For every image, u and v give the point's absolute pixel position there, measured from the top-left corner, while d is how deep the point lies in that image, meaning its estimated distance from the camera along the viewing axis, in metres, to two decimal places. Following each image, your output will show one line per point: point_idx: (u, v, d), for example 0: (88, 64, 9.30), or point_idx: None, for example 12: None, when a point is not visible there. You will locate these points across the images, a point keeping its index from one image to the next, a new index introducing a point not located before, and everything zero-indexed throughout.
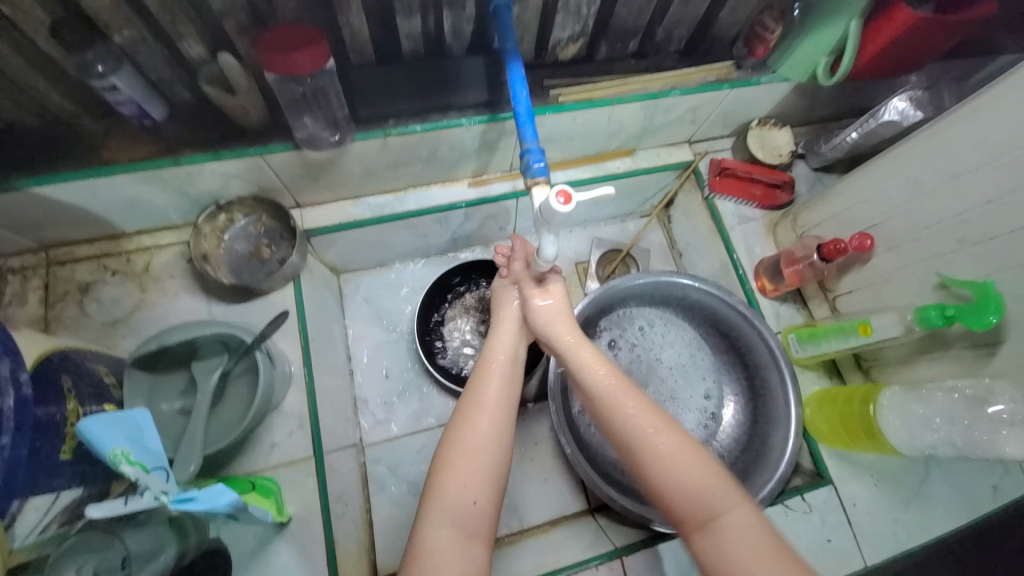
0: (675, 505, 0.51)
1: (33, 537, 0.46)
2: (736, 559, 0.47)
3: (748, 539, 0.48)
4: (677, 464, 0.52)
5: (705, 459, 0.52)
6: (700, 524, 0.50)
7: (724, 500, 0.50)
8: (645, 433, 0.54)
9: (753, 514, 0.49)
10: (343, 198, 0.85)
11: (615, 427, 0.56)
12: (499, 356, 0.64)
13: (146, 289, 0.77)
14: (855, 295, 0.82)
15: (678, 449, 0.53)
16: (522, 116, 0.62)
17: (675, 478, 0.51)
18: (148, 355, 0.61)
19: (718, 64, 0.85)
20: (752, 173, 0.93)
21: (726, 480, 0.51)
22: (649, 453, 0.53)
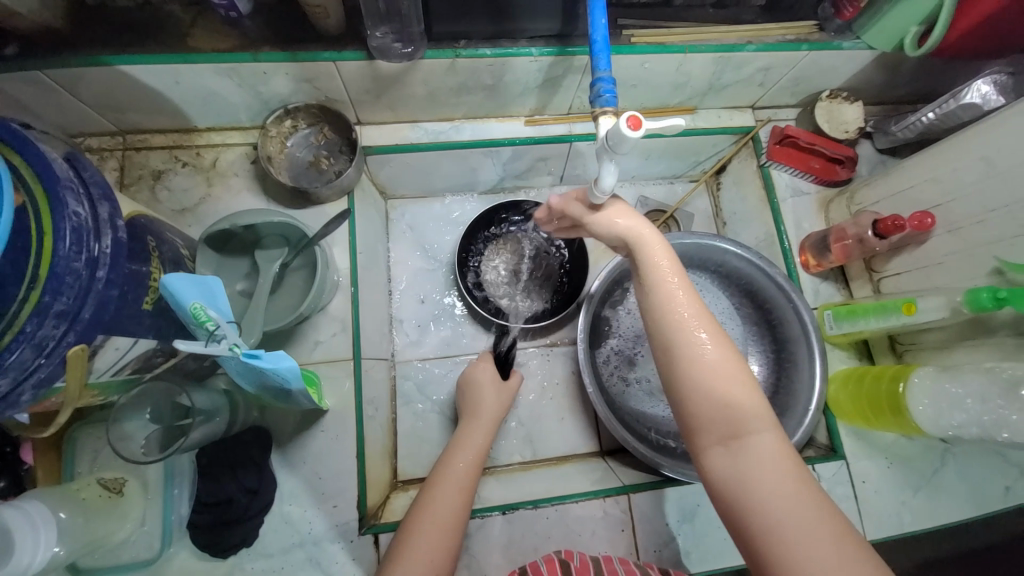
0: (705, 417, 0.52)
1: (104, 375, 0.50)
2: (755, 475, 0.49)
3: (773, 463, 0.49)
4: (721, 379, 0.52)
5: (750, 382, 0.53)
6: (726, 439, 0.51)
7: (756, 423, 0.51)
8: (699, 345, 0.53)
9: (780, 440, 0.51)
10: (402, 121, 0.87)
11: (665, 332, 0.55)
12: (485, 409, 0.78)
13: (212, 184, 0.81)
14: (902, 278, 0.81)
15: (727, 367, 0.53)
16: (597, 44, 0.61)
17: (718, 393, 0.52)
18: (218, 235, 0.66)
19: (800, 23, 0.82)
20: (815, 143, 0.90)
21: (763, 405, 0.52)
22: (698, 364, 0.53)
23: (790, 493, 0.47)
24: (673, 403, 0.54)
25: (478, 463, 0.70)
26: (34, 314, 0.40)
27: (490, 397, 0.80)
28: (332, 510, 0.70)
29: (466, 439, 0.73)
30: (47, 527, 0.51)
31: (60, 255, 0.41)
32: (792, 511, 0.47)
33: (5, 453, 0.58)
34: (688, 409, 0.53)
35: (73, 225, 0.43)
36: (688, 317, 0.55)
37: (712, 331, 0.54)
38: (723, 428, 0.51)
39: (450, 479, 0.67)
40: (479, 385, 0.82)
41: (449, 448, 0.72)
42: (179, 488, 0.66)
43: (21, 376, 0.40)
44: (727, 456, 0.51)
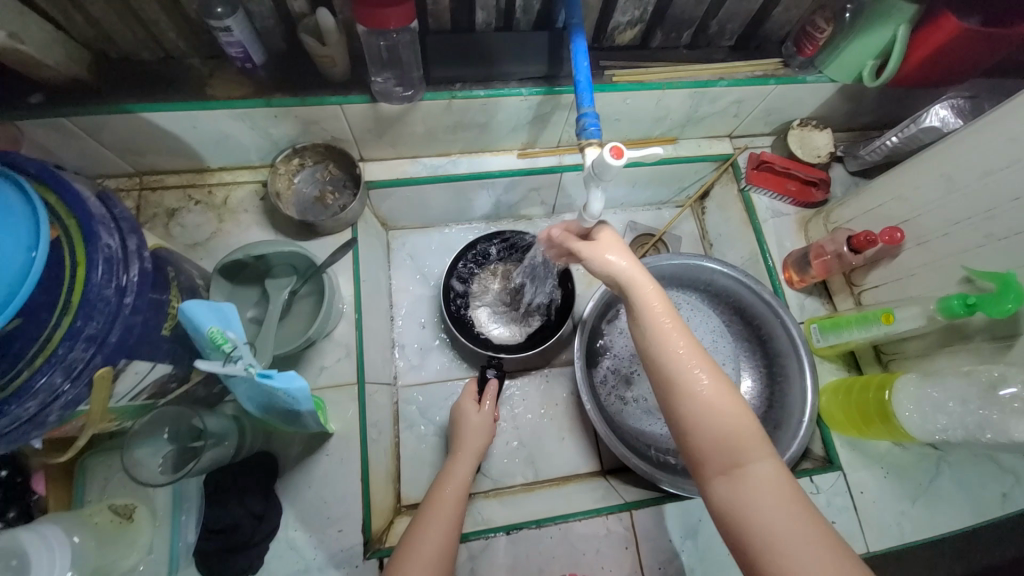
0: (706, 448, 0.54)
1: (122, 400, 0.52)
2: (758, 503, 0.51)
3: (774, 490, 0.51)
4: (718, 410, 0.55)
5: (745, 412, 0.55)
6: (727, 469, 0.53)
7: (755, 452, 0.53)
8: (693, 379, 0.56)
9: (780, 467, 0.53)
10: (402, 157, 0.92)
11: (661, 369, 0.58)
12: (471, 446, 0.79)
13: (223, 219, 0.86)
14: (881, 290, 0.85)
15: (723, 398, 0.55)
16: (581, 84, 0.68)
17: (715, 423, 0.54)
18: (232, 266, 0.70)
19: (767, 60, 0.90)
20: (790, 168, 0.97)
21: (760, 434, 0.54)
22: (695, 396, 0.55)
23: (791, 520, 0.49)
24: (675, 434, 0.57)
25: (461, 502, 0.70)
26: (66, 337, 0.43)
27: (470, 431, 0.81)
28: (337, 535, 0.70)
29: (448, 480, 0.73)
30: (63, 551, 0.53)
31: (93, 284, 0.45)
32: (797, 537, 0.48)
33: (17, 483, 0.59)
34: (689, 441, 0.55)
35: (106, 256, 0.47)
36: (681, 353, 0.57)
37: (705, 363, 0.57)
38: (723, 459, 0.54)
39: (438, 512, 0.67)
40: (462, 422, 0.83)
41: (435, 486, 0.72)
42: (187, 514, 0.66)
43: (50, 396, 0.43)
44: (729, 485, 0.53)
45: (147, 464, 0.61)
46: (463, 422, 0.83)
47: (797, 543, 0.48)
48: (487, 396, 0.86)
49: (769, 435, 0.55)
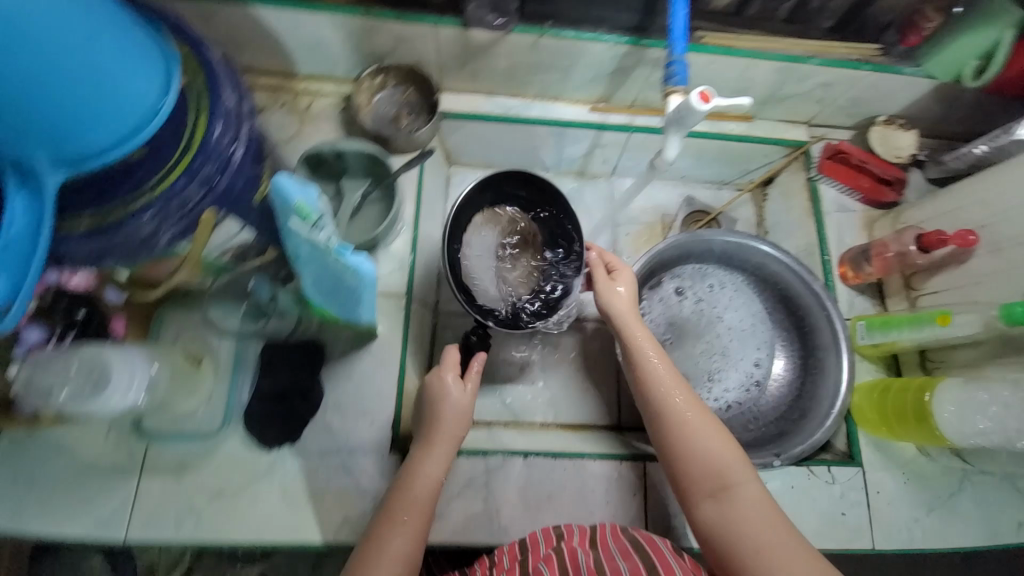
0: (695, 474, 0.63)
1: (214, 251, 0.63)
2: (740, 521, 0.59)
3: (755, 507, 0.60)
4: (704, 440, 0.64)
5: (729, 440, 0.65)
6: (713, 492, 0.62)
7: (739, 476, 0.62)
8: (680, 412, 0.66)
9: (760, 487, 0.62)
10: (478, 92, 0.94)
11: (655, 404, 0.68)
12: (444, 442, 0.67)
13: (304, 124, 0.90)
14: (941, 296, 0.83)
15: (708, 429, 0.65)
16: (676, 33, 0.68)
17: (703, 452, 0.63)
18: (315, 159, 0.77)
19: (864, 44, 0.87)
20: (866, 162, 0.95)
21: (742, 460, 0.63)
22: (683, 428, 0.65)
23: (773, 533, 0.58)
24: (669, 465, 0.66)
25: (418, 537, 0.61)
26: (185, 172, 0.49)
27: (450, 415, 0.68)
28: (370, 427, 0.76)
29: (405, 499, 0.63)
30: (137, 372, 0.57)
31: (211, 135, 0.50)
32: (778, 548, 0.57)
33: (96, 323, 0.65)
34: (681, 469, 0.64)
35: (224, 112, 0.51)
36: (671, 388, 0.68)
37: (688, 398, 0.68)
38: (711, 484, 0.62)
39: (398, 520, 0.61)
40: (439, 403, 0.69)
41: (390, 503, 0.63)
42: (242, 376, 0.75)
43: (157, 228, 0.49)
44: (716, 507, 0.61)
45: (227, 316, 0.75)
46: (436, 414, 0.68)
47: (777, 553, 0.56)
48: (471, 376, 0.71)
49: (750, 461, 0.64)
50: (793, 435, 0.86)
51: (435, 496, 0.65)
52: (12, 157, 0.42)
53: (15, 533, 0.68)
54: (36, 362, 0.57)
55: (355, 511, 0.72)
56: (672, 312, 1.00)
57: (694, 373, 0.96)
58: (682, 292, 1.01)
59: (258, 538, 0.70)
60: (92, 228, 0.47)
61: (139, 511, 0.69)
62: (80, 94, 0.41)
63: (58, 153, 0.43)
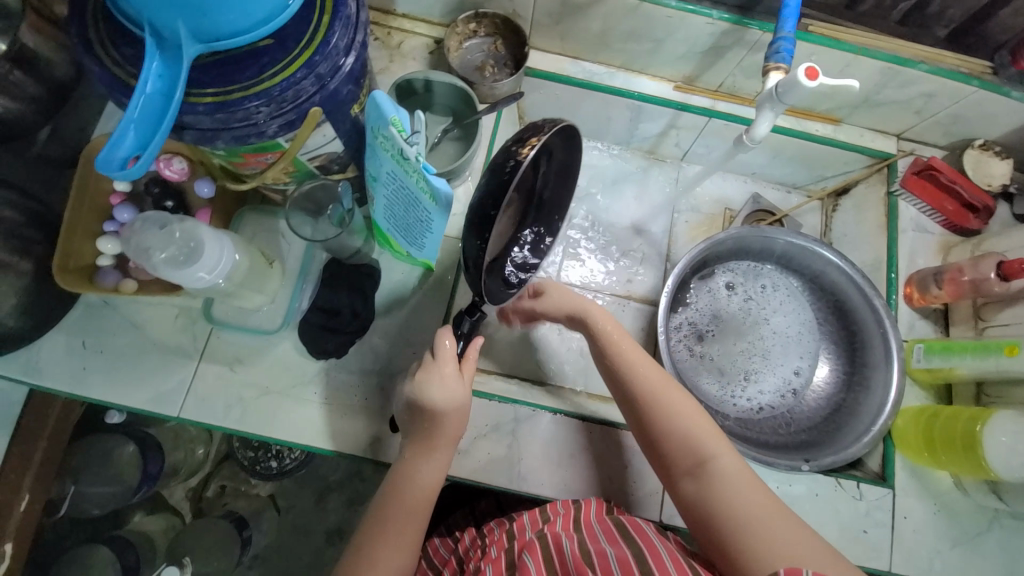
0: (673, 450, 0.65)
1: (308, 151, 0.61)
2: (718, 494, 0.61)
3: (733, 479, 0.62)
4: (676, 416, 0.66)
5: (702, 417, 0.67)
6: (689, 469, 0.64)
7: (715, 450, 0.64)
8: (649, 389, 0.68)
9: (737, 460, 0.64)
10: (564, 54, 0.95)
11: (626, 383, 0.70)
12: (447, 440, 0.68)
13: (393, 60, 0.92)
14: (1010, 329, 0.79)
15: (681, 407, 0.67)
16: (789, 9, 0.67)
17: (678, 430, 0.66)
18: (406, 88, 0.80)
19: (975, 59, 0.83)
20: (956, 182, 0.91)
21: (717, 435, 0.65)
22: (657, 408, 0.67)
23: (754, 504, 0.59)
24: (648, 446, 0.68)
25: (414, 540, 0.64)
26: (303, 66, 0.52)
27: (454, 416, 0.67)
28: (412, 356, 0.79)
29: (397, 504, 0.65)
30: (223, 253, 0.62)
31: (332, 35, 0.53)
32: (759, 520, 0.58)
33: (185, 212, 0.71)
34: (658, 447, 0.67)
35: (345, 17, 0.55)
36: (641, 368, 0.70)
37: (659, 375, 0.70)
38: (689, 460, 0.64)
39: (388, 534, 0.63)
40: (442, 403, 0.66)
41: (383, 502, 0.65)
42: (304, 286, 0.79)
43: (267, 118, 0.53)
44: (695, 484, 0.63)
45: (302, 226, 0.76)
46: (445, 421, 0.67)
47: (759, 523, 0.58)
48: (467, 364, 0.70)
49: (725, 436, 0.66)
50: (824, 446, 0.84)
51: (431, 498, 0.67)
52: (157, 25, 0.46)
53: (80, 393, 0.74)
54: (134, 227, 0.61)
55: (386, 432, 0.75)
56: (718, 306, 0.98)
57: (731, 371, 0.95)
58: (733, 287, 0.99)
59: (294, 438, 0.74)
60: (213, 103, 0.51)
61: (193, 394, 0.74)
62: None
63: (199, 25, 0.46)
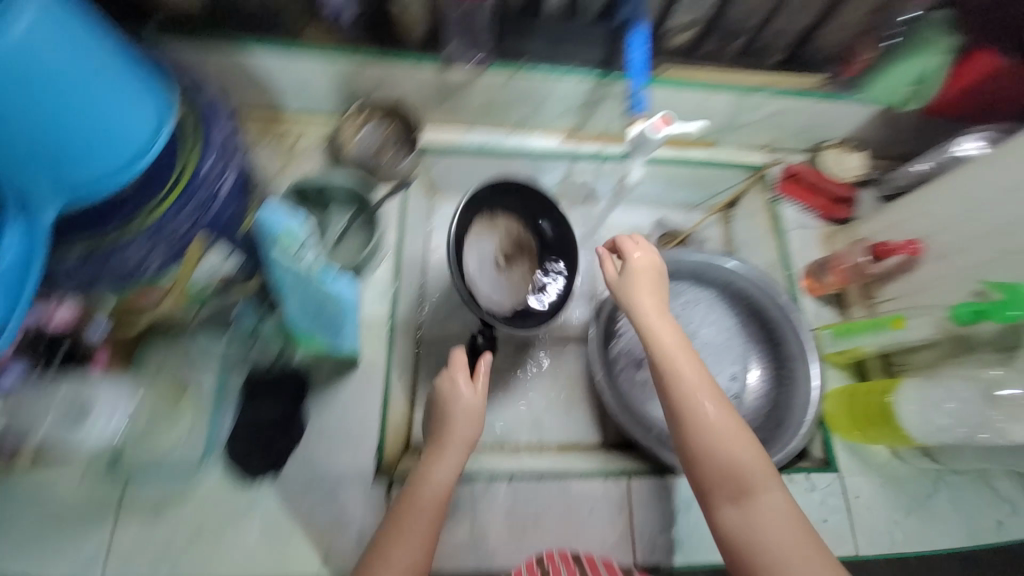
0: (715, 478, 0.61)
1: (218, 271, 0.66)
2: (761, 530, 0.57)
3: (779, 518, 0.57)
4: (723, 440, 0.62)
5: (753, 444, 0.62)
6: (735, 498, 0.59)
7: (762, 483, 0.59)
8: (702, 407, 0.63)
9: (785, 498, 0.59)
10: (456, 126, 0.99)
11: (675, 397, 0.65)
12: (461, 440, 0.68)
13: (288, 160, 0.94)
14: (897, 302, 0.87)
15: (735, 433, 0.62)
16: (634, 69, 0.76)
17: (726, 457, 0.61)
18: (302, 190, 0.84)
19: (810, 76, 0.92)
20: (821, 182, 1.03)
21: (767, 467, 0.61)
22: (710, 432, 0.62)
23: (796, 544, 0.56)
24: (688, 463, 0.64)
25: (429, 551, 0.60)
26: (178, 199, 0.56)
27: (463, 416, 0.69)
28: (354, 454, 0.76)
29: (417, 491, 0.63)
30: (117, 410, 0.67)
31: (201, 166, 0.57)
32: (802, 562, 0.54)
33: (79, 355, 0.65)
34: (700, 471, 0.62)
35: (215, 147, 0.59)
36: (691, 384, 0.65)
37: (714, 396, 0.64)
38: (732, 488, 0.60)
39: (404, 536, 0.59)
40: (452, 404, 0.70)
41: (390, 517, 0.61)
42: (225, 409, 0.73)
43: (145, 255, 0.55)
44: (737, 514, 0.59)
45: (211, 345, 0.74)
46: (453, 418, 0.69)
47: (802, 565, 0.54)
48: (480, 375, 0.73)
49: (774, 468, 0.61)
50: (770, 445, 0.88)
51: (444, 501, 0.63)
52: (14, 186, 0.47)
53: None
54: (20, 398, 0.63)
55: (342, 541, 0.72)
56: None
57: None
58: None
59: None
60: (83, 257, 0.54)
61: (116, 554, 0.67)
62: (86, 128, 0.47)
63: (58, 179, 0.48)
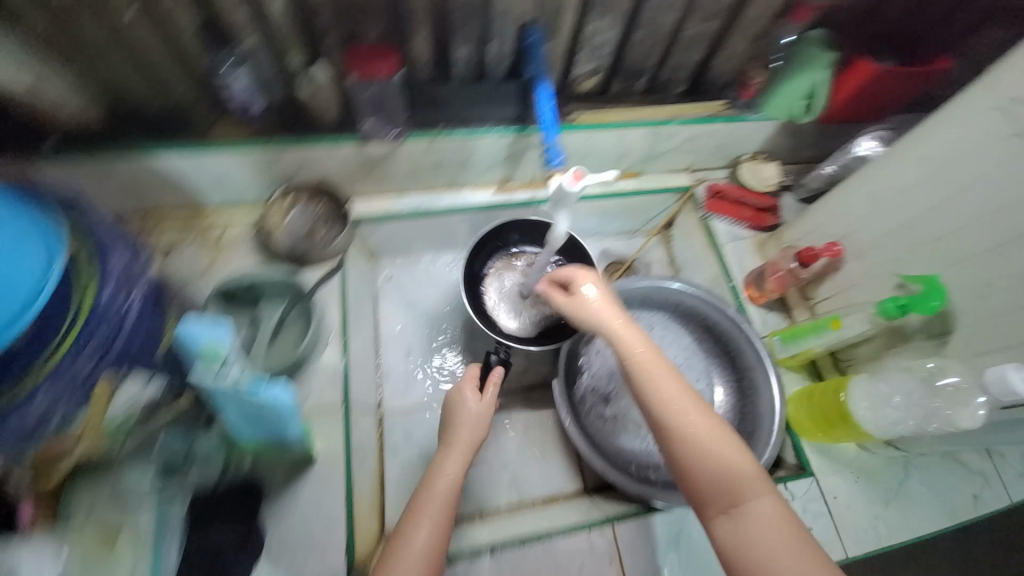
0: (705, 490, 0.60)
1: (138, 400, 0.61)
2: (754, 538, 0.55)
3: (771, 525, 0.55)
4: (708, 448, 0.62)
5: (738, 449, 0.62)
6: (726, 507, 0.59)
7: (751, 489, 0.58)
8: (682, 417, 0.64)
9: (779, 503, 0.57)
10: (388, 193, 0.99)
11: (655, 409, 0.66)
12: (465, 443, 0.76)
13: (217, 255, 0.91)
14: (829, 300, 0.92)
15: (717, 442, 0.62)
16: (547, 124, 0.80)
17: (712, 467, 0.60)
18: (226, 292, 0.81)
19: (714, 102, 0.99)
20: (743, 197, 1.07)
21: (756, 472, 0.60)
22: (692, 444, 0.62)
23: (792, 551, 0.53)
24: (678, 476, 0.63)
25: (440, 545, 0.66)
26: (75, 342, 0.53)
27: (466, 428, 0.77)
28: (322, 559, 0.71)
29: (432, 485, 0.71)
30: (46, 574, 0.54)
31: (102, 299, 0.56)
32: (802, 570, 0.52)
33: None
34: (691, 483, 0.62)
35: (115, 275, 0.58)
36: (668, 394, 0.66)
37: (696, 405, 0.65)
38: (723, 498, 0.59)
39: (424, 517, 0.67)
40: (458, 411, 0.78)
41: (403, 522, 0.67)
42: (169, 541, 0.65)
43: (50, 407, 0.52)
44: (730, 524, 0.58)
45: (140, 478, 0.67)
46: (457, 423, 0.77)
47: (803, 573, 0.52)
48: (489, 387, 0.81)
49: (765, 473, 0.60)
50: None
51: (453, 498, 0.70)
52: None
53: None
54: None
55: None
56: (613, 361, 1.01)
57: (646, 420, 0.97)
58: None
59: None
60: None
61: None
62: None
63: None
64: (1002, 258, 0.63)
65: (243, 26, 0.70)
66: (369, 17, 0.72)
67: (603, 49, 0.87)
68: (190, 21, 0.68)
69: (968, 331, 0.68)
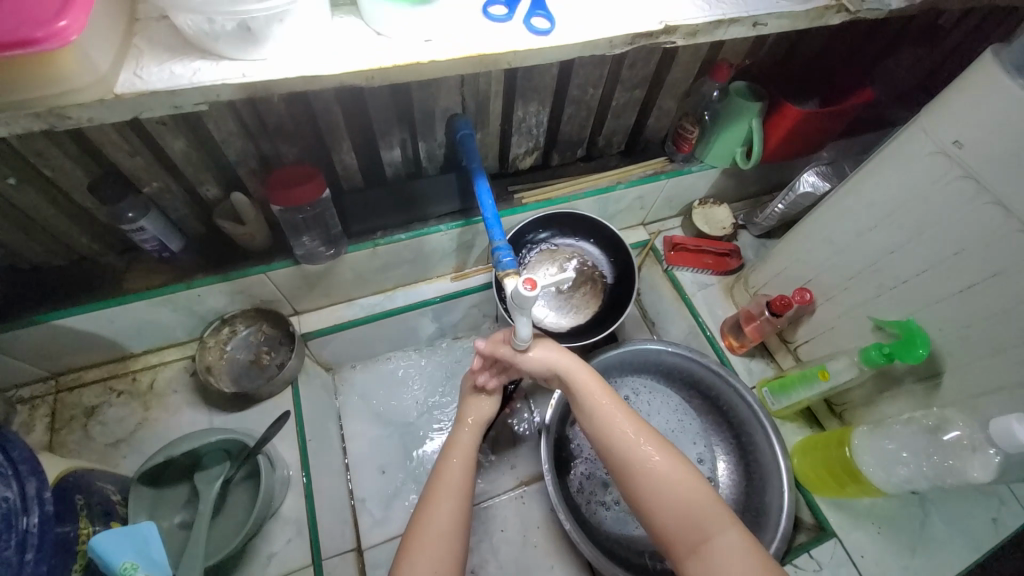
0: (671, 532, 0.56)
1: None
2: None
3: (738, 561, 0.52)
4: (669, 484, 0.58)
5: (700, 483, 0.58)
6: (695, 547, 0.55)
7: (716, 524, 0.55)
8: (642, 453, 0.60)
9: (745, 534, 0.54)
10: (337, 302, 0.92)
11: (613, 447, 0.63)
12: (469, 422, 0.73)
13: (149, 407, 0.82)
14: (813, 344, 0.88)
15: (677, 473, 0.59)
16: (490, 220, 0.74)
17: (673, 502, 0.57)
18: (153, 470, 0.68)
19: (654, 160, 0.99)
20: (701, 245, 1.05)
21: (719, 506, 0.57)
22: (652, 479, 0.58)
23: None
24: (643, 517, 0.59)
25: (459, 534, 0.61)
26: None
27: (473, 403, 0.75)
28: None
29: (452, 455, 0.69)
30: None
31: None
32: None
33: None
34: (657, 524, 0.57)
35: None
36: (627, 432, 0.63)
37: (654, 440, 0.62)
38: (690, 538, 0.55)
39: (447, 484, 0.64)
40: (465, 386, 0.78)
41: (419, 508, 0.63)
42: None
43: None
44: (699, 566, 0.54)
45: None
46: (464, 410, 0.75)
47: None
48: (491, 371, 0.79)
49: (727, 504, 0.57)
50: (763, 534, 0.81)
51: (468, 476, 0.66)
52: None
53: None
54: None
55: None
56: None
57: None
58: None
59: None
60: None
61: None
62: None
63: None
64: (972, 299, 0.62)
65: (147, 169, 0.64)
66: (284, 141, 0.68)
67: (537, 129, 0.86)
68: (83, 176, 0.62)
69: (958, 372, 0.67)
